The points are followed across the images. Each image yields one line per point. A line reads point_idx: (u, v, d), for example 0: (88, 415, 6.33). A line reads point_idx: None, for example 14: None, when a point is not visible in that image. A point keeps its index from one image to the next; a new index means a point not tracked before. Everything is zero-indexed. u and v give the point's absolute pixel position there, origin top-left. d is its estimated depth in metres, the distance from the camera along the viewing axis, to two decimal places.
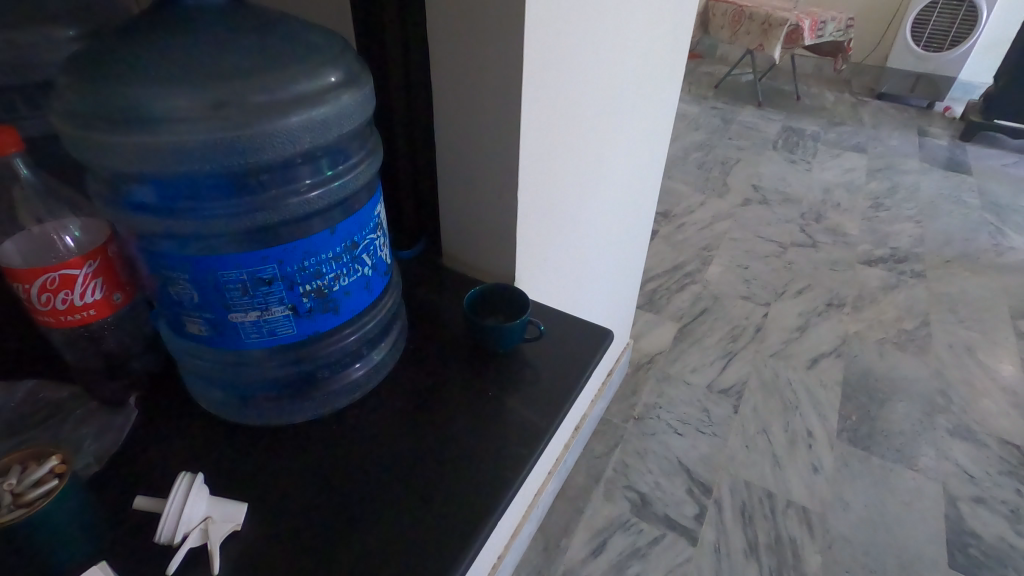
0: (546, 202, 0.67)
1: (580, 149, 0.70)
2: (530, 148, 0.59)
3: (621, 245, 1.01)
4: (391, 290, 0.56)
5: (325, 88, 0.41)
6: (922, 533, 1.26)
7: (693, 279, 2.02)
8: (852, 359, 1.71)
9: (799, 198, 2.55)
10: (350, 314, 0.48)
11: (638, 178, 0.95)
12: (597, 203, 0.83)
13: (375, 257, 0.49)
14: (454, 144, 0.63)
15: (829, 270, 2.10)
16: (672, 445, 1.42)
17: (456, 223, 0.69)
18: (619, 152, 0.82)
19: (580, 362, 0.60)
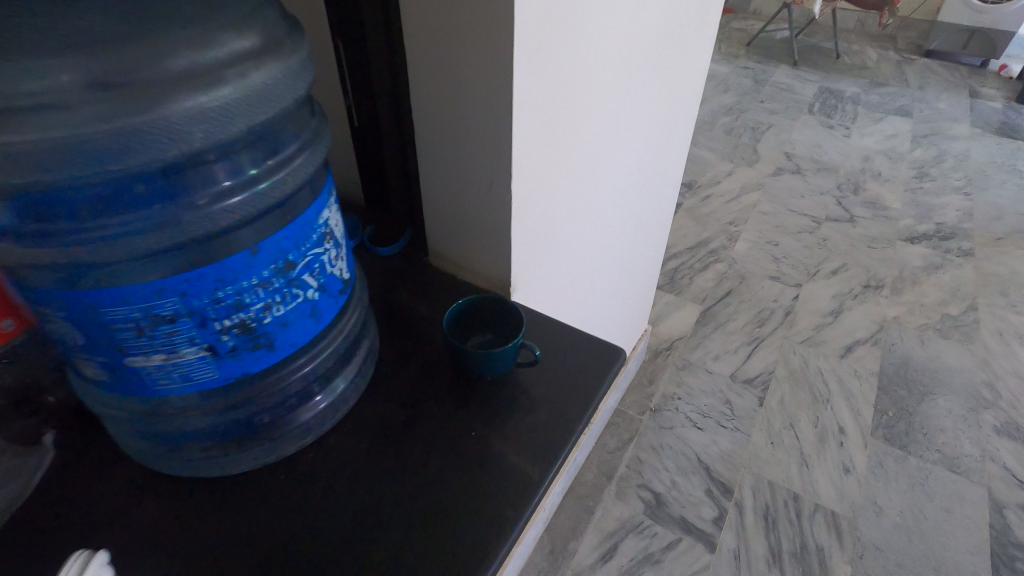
0: (549, 193, 0.56)
1: (591, 127, 0.58)
2: (527, 132, 0.48)
3: (640, 230, 0.90)
4: (354, 307, 0.46)
5: (242, 56, 0.29)
6: (963, 544, 1.16)
7: (718, 256, 1.89)
8: (890, 346, 1.58)
9: (836, 167, 2.37)
10: (293, 347, 0.38)
11: (662, 154, 0.83)
12: (613, 187, 0.71)
13: (323, 277, 0.39)
14: (436, 124, 0.52)
15: (867, 247, 1.95)
16: (691, 440, 1.33)
17: (442, 219, 0.59)
18: (639, 127, 0.70)
19: (584, 391, 0.50)
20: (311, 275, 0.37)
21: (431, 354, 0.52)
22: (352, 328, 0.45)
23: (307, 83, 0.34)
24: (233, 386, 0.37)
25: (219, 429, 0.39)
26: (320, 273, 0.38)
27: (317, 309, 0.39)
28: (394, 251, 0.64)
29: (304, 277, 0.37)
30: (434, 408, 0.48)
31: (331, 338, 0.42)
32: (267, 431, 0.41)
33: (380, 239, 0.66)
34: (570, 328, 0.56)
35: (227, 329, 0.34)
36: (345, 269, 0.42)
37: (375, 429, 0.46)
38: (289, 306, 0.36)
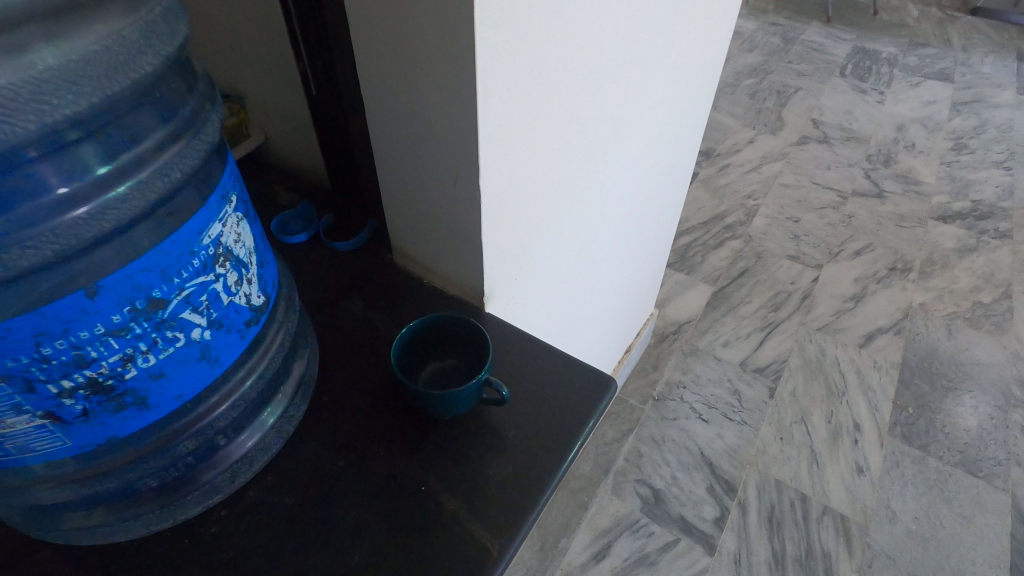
0: (530, 185, 0.47)
1: (583, 103, 0.48)
2: (499, 117, 0.38)
3: (642, 212, 0.80)
4: (276, 332, 0.37)
5: (24, 17, 0.20)
6: (981, 555, 1.09)
7: (734, 232, 1.77)
8: (914, 336, 1.48)
9: (867, 136, 2.21)
10: (178, 400, 0.30)
11: (669, 128, 0.73)
12: (610, 169, 0.62)
13: (216, 311, 0.30)
14: (388, 104, 0.42)
15: (895, 226, 1.82)
16: (695, 433, 1.26)
17: (405, 218, 0.49)
18: (643, 103, 0.60)
19: (562, 436, 0.42)
20: (193, 311, 0.29)
21: (383, 380, 0.44)
22: (271, 359, 0.36)
23: (162, 54, 0.25)
24: (97, 451, 0.29)
25: (92, 496, 0.31)
26: (210, 306, 0.29)
27: (210, 349, 0.30)
28: (354, 245, 0.55)
29: (184, 314, 0.28)
30: (378, 452, 0.40)
31: (238, 376, 0.34)
32: (161, 493, 0.34)
33: (340, 232, 0.57)
34: (552, 352, 0.47)
35: (70, 391, 0.26)
36: (256, 292, 0.33)
37: (305, 478, 0.39)
38: (163, 353, 0.28)
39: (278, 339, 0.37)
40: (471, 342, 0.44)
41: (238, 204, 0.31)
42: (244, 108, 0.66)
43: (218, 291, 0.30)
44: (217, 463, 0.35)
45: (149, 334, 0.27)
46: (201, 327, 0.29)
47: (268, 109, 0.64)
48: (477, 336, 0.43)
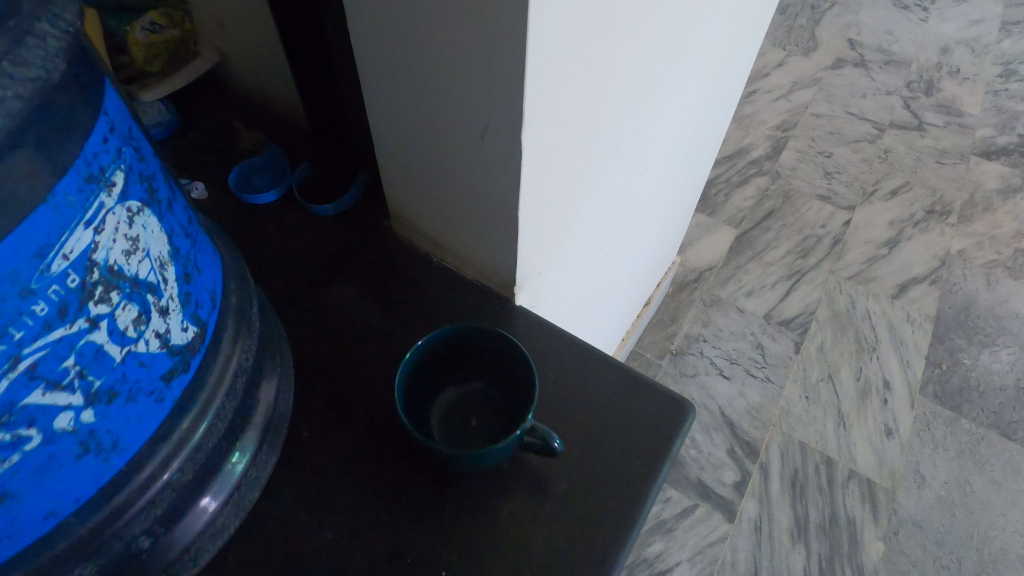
0: (578, 135, 0.38)
1: (645, 27, 0.38)
2: (552, 44, 0.29)
3: (677, 159, 0.71)
4: (220, 368, 0.34)
5: None
6: (1011, 522, 1.04)
7: (760, 169, 1.62)
8: (951, 287, 1.37)
9: (908, 60, 2.00)
10: (78, 467, 0.27)
11: (719, 59, 0.62)
12: (657, 110, 0.52)
13: (95, 375, 0.26)
14: (394, 26, 0.32)
15: (935, 163, 1.67)
16: (716, 391, 1.18)
17: (419, 197, 0.43)
18: (695, 51, 0.52)
19: (625, 489, 0.39)
20: (51, 389, 0.25)
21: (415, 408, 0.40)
22: (213, 406, 0.34)
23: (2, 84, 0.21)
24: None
25: None
26: (82, 370, 0.26)
27: (99, 429, 0.28)
28: (349, 204, 0.50)
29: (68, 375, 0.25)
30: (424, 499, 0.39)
31: (163, 446, 0.32)
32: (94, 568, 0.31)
33: (329, 191, 0.51)
34: (620, 374, 0.44)
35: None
36: (176, 327, 0.30)
37: (345, 532, 0.38)
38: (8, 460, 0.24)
39: (228, 378, 0.35)
40: (514, 374, 0.40)
41: (125, 197, 0.27)
42: (190, 19, 0.56)
43: (96, 345, 0.26)
44: (153, 521, 0.33)
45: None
46: (76, 400, 0.26)
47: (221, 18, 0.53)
48: (525, 372, 0.39)
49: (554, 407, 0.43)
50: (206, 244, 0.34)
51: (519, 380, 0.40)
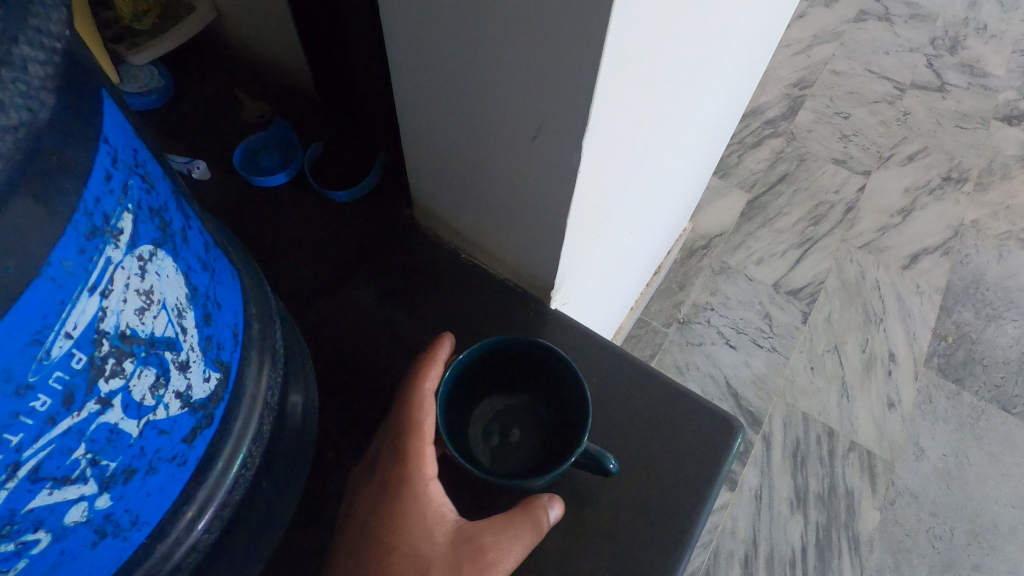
0: (633, 131, 0.37)
1: (707, 15, 0.37)
2: (625, 47, 0.28)
3: (709, 138, 0.70)
4: (247, 408, 0.35)
5: None
6: (1005, 495, 1.06)
7: (775, 130, 1.56)
8: (962, 258, 1.35)
9: (934, 14, 1.90)
10: (101, 539, 0.27)
11: (759, 36, 0.61)
12: (701, 96, 0.51)
13: (109, 458, 0.26)
14: (440, 17, 0.31)
15: (955, 127, 1.61)
16: (722, 360, 1.17)
17: (459, 186, 0.42)
18: (744, 29, 0.51)
19: (679, 509, 0.43)
20: (59, 486, 0.24)
21: (455, 421, 0.43)
22: (237, 447, 0.34)
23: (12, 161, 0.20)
24: None
25: None
26: (93, 458, 0.25)
27: (116, 511, 0.27)
28: (367, 189, 0.53)
29: (89, 464, 0.25)
30: (480, 504, 0.43)
31: (189, 505, 0.32)
32: None
33: (345, 176, 0.54)
34: (676, 398, 0.47)
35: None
36: (197, 382, 0.30)
37: None
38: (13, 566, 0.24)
39: (255, 416, 0.36)
40: (557, 388, 0.43)
41: (134, 245, 0.25)
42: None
43: (107, 426, 0.25)
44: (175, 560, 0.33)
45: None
46: (88, 490, 0.25)
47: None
48: (572, 389, 0.41)
49: (613, 424, 0.46)
50: (225, 277, 0.34)
51: (566, 398, 0.42)
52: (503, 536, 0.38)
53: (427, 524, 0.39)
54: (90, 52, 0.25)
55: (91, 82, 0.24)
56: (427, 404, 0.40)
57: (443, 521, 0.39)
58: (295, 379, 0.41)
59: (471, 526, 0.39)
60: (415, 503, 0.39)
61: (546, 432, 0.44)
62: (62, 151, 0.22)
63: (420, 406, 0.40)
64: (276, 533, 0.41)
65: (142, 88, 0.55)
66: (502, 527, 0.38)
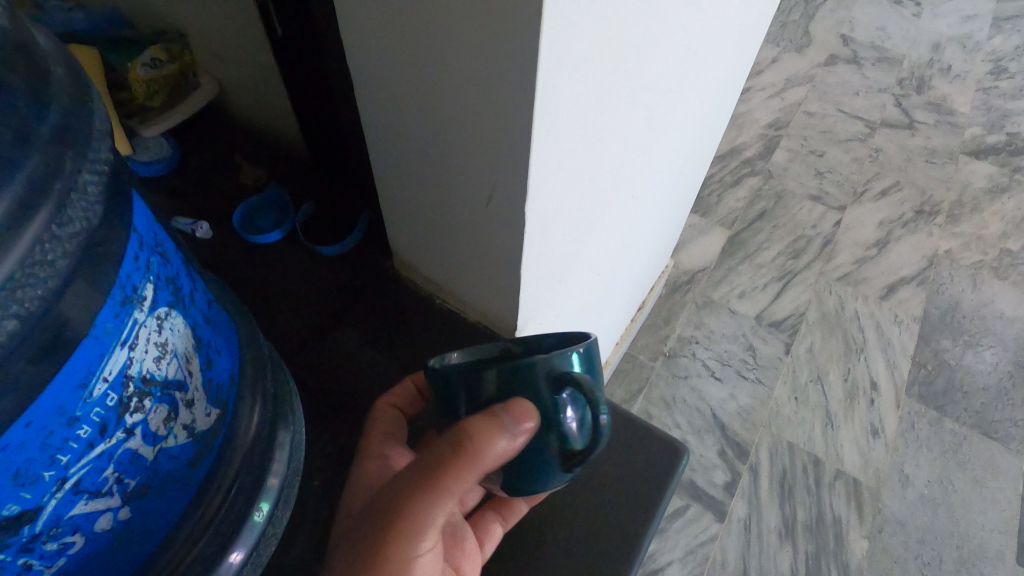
0: (580, 192, 0.42)
1: (646, 92, 0.43)
2: (558, 129, 0.33)
3: (674, 185, 0.76)
4: (245, 443, 0.39)
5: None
6: (991, 520, 1.08)
7: (753, 169, 1.63)
8: (938, 287, 1.40)
9: (900, 57, 2.01)
10: (123, 549, 0.33)
11: (717, 94, 0.67)
12: (655, 153, 0.57)
13: (133, 475, 0.31)
14: (408, 106, 0.37)
15: (925, 162, 1.69)
16: (708, 393, 1.19)
17: (433, 244, 0.48)
18: (694, 94, 0.57)
19: (637, 515, 0.53)
20: (92, 497, 0.30)
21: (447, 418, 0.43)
22: (237, 480, 0.38)
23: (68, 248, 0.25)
24: None
25: None
26: (121, 475, 0.31)
27: (134, 523, 0.33)
28: (352, 244, 0.58)
29: (108, 483, 0.30)
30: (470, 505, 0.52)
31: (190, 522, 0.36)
32: None
33: (331, 233, 0.59)
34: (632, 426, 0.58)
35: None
36: (201, 414, 0.35)
37: None
38: (54, 562, 0.30)
39: (253, 446, 0.40)
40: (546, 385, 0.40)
41: (154, 306, 0.31)
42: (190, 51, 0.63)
43: (131, 450, 0.31)
44: None
45: (33, 545, 0.28)
46: (113, 502, 0.31)
47: (223, 52, 0.60)
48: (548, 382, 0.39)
49: None
50: (224, 327, 0.38)
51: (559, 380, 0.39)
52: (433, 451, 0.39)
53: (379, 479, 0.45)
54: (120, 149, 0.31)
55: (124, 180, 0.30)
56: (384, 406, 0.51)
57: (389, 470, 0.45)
58: (286, 419, 0.44)
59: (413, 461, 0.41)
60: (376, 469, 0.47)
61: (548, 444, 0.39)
62: (103, 235, 0.28)
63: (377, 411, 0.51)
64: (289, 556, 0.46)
65: (151, 153, 0.60)
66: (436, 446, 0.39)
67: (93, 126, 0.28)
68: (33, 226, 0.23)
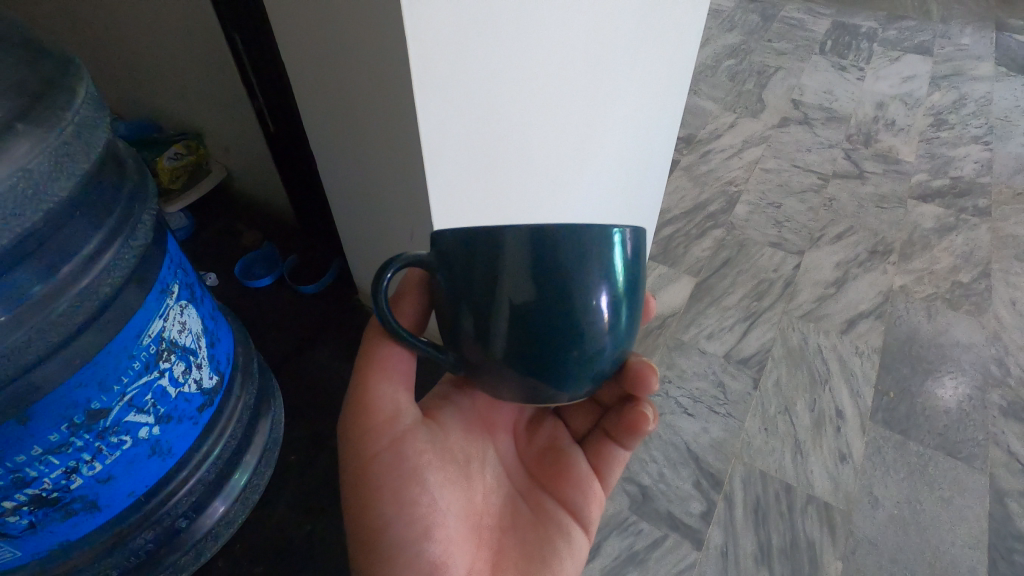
0: (493, 192, 0.58)
1: (542, 125, 0.59)
2: (449, 156, 0.52)
3: (625, 215, 0.90)
4: (225, 400, 0.71)
5: (96, 252, 0.52)
6: (960, 536, 1.13)
7: (716, 222, 1.77)
8: (896, 319, 1.50)
9: (848, 116, 2.20)
10: (163, 445, 0.63)
11: (642, 138, 0.83)
12: (586, 170, 0.72)
13: (163, 406, 0.61)
14: (352, 125, 0.56)
15: (876, 207, 1.83)
16: (682, 428, 1.26)
17: (388, 229, 0.66)
18: (610, 136, 0.73)
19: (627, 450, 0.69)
20: (140, 411, 0.59)
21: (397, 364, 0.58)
22: (219, 419, 0.70)
23: (133, 247, 0.56)
24: (137, 483, 0.62)
25: (147, 515, 0.65)
26: (156, 403, 0.60)
27: (164, 431, 0.62)
28: (325, 285, 0.95)
29: (154, 401, 0.60)
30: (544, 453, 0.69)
31: (198, 457, 0.68)
32: (173, 500, 0.67)
33: (313, 276, 0.96)
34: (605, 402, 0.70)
35: (61, 492, 0.56)
36: (203, 374, 0.66)
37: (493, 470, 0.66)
38: (115, 451, 0.58)
39: (234, 408, 0.73)
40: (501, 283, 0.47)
41: (178, 298, 0.62)
42: (204, 145, 0.95)
43: (163, 386, 0.60)
44: (193, 475, 0.68)
45: (114, 430, 0.57)
46: (153, 417, 0.60)
47: (231, 146, 0.91)
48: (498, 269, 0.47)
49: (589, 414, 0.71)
50: (222, 326, 0.72)
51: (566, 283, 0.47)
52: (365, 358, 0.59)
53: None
54: (151, 206, 0.60)
55: (161, 231, 0.62)
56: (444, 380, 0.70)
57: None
58: (263, 403, 0.79)
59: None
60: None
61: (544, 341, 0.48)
62: (147, 252, 0.58)
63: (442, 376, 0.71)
64: (265, 473, 0.79)
65: (181, 222, 0.94)
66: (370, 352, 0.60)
67: (149, 192, 0.61)
68: (116, 244, 0.54)
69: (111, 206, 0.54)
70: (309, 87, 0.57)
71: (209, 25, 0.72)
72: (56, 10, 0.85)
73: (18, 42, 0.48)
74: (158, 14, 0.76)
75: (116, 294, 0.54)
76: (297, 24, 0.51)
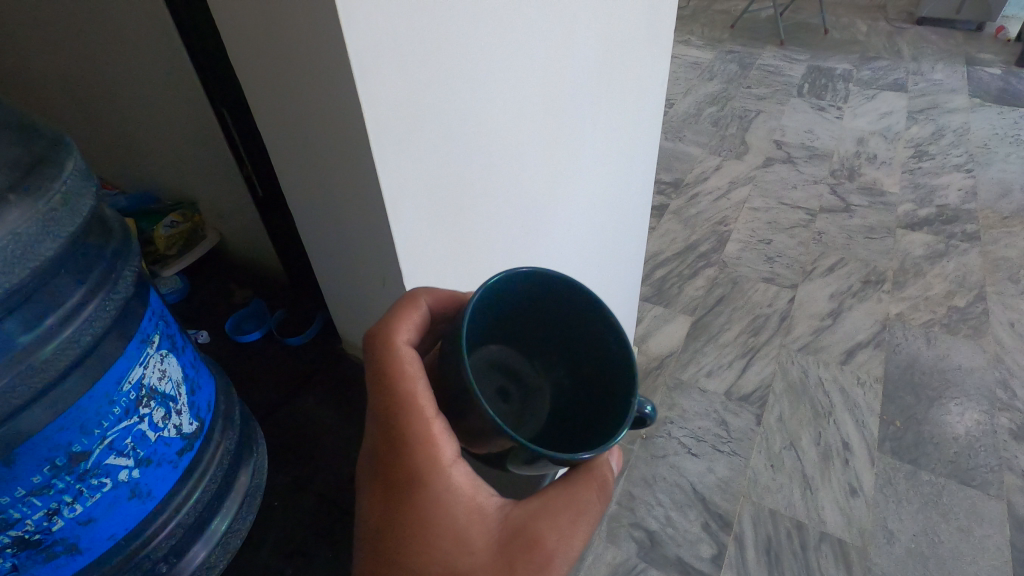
0: (457, 226, 0.60)
1: (505, 162, 0.62)
2: (410, 207, 0.54)
3: (606, 243, 0.92)
4: (207, 445, 0.72)
5: (79, 305, 0.55)
6: (982, 568, 1.09)
7: (708, 261, 1.79)
8: (894, 347, 1.50)
9: (829, 152, 2.27)
10: (143, 489, 0.63)
11: (617, 170, 0.85)
12: (554, 211, 0.74)
13: (142, 449, 0.62)
14: (320, 182, 0.60)
15: (865, 238, 1.85)
16: (687, 469, 1.24)
17: (364, 274, 0.68)
18: (581, 167, 0.75)
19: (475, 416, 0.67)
20: (119, 454, 0.60)
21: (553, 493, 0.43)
22: (201, 464, 0.71)
23: (116, 299, 0.59)
24: (116, 527, 0.62)
25: (126, 562, 0.65)
26: (135, 445, 0.61)
27: (143, 475, 0.63)
28: (312, 335, 0.96)
29: (134, 445, 0.61)
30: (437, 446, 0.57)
31: (179, 500, 0.68)
32: (152, 549, 0.66)
33: (300, 327, 0.98)
34: None
35: (44, 534, 0.57)
36: (184, 420, 0.67)
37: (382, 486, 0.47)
38: (96, 493, 0.59)
39: (215, 452, 0.73)
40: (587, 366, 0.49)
41: (158, 346, 0.64)
42: (199, 213, 1.00)
43: (142, 430, 0.61)
44: (173, 521, 0.68)
45: (93, 474, 0.58)
46: (132, 461, 0.61)
47: (224, 211, 0.96)
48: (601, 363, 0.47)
49: None
50: (204, 374, 0.73)
51: (596, 371, 0.48)
52: (559, 526, 0.41)
53: (469, 529, 0.41)
54: (135, 262, 0.63)
55: (145, 286, 0.65)
56: (407, 351, 0.41)
57: (491, 514, 0.41)
58: (246, 451, 0.80)
59: (520, 517, 0.41)
60: (438, 511, 0.40)
61: (565, 423, 0.50)
62: (131, 304, 0.61)
63: (406, 360, 0.40)
64: (250, 516, 0.79)
65: (174, 284, 0.99)
66: (558, 512, 0.41)
67: (134, 251, 0.64)
68: (98, 296, 0.57)
69: (95, 265, 0.58)
70: (279, 148, 0.61)
71: (193, 96, 0.78)
72: (61, 95, 0.92)
73: (14, 123, 0.52)
74: (149, 90, 0.82)
75: (99, 341, 0.57)
76: (263, 92, 0.55)
